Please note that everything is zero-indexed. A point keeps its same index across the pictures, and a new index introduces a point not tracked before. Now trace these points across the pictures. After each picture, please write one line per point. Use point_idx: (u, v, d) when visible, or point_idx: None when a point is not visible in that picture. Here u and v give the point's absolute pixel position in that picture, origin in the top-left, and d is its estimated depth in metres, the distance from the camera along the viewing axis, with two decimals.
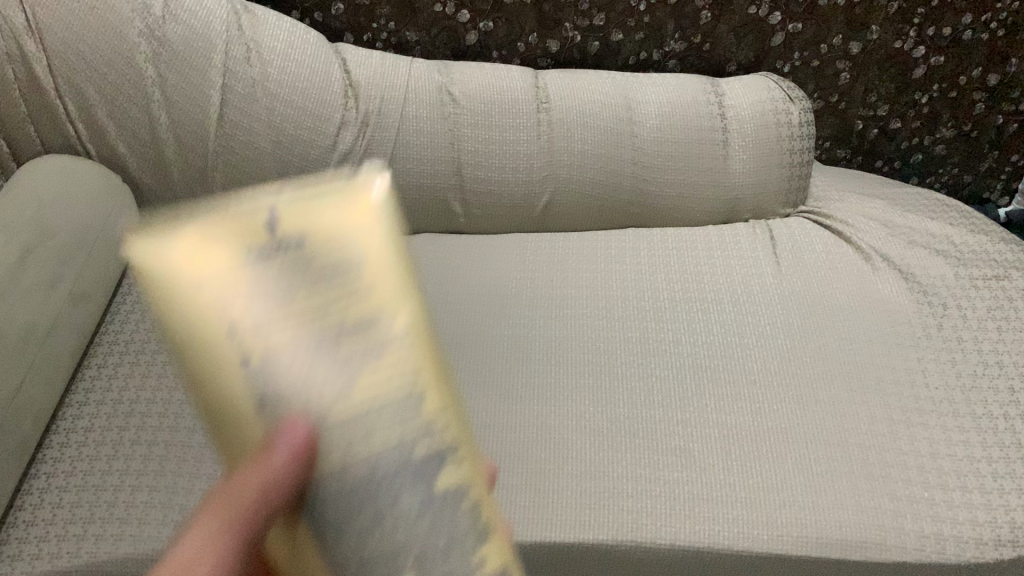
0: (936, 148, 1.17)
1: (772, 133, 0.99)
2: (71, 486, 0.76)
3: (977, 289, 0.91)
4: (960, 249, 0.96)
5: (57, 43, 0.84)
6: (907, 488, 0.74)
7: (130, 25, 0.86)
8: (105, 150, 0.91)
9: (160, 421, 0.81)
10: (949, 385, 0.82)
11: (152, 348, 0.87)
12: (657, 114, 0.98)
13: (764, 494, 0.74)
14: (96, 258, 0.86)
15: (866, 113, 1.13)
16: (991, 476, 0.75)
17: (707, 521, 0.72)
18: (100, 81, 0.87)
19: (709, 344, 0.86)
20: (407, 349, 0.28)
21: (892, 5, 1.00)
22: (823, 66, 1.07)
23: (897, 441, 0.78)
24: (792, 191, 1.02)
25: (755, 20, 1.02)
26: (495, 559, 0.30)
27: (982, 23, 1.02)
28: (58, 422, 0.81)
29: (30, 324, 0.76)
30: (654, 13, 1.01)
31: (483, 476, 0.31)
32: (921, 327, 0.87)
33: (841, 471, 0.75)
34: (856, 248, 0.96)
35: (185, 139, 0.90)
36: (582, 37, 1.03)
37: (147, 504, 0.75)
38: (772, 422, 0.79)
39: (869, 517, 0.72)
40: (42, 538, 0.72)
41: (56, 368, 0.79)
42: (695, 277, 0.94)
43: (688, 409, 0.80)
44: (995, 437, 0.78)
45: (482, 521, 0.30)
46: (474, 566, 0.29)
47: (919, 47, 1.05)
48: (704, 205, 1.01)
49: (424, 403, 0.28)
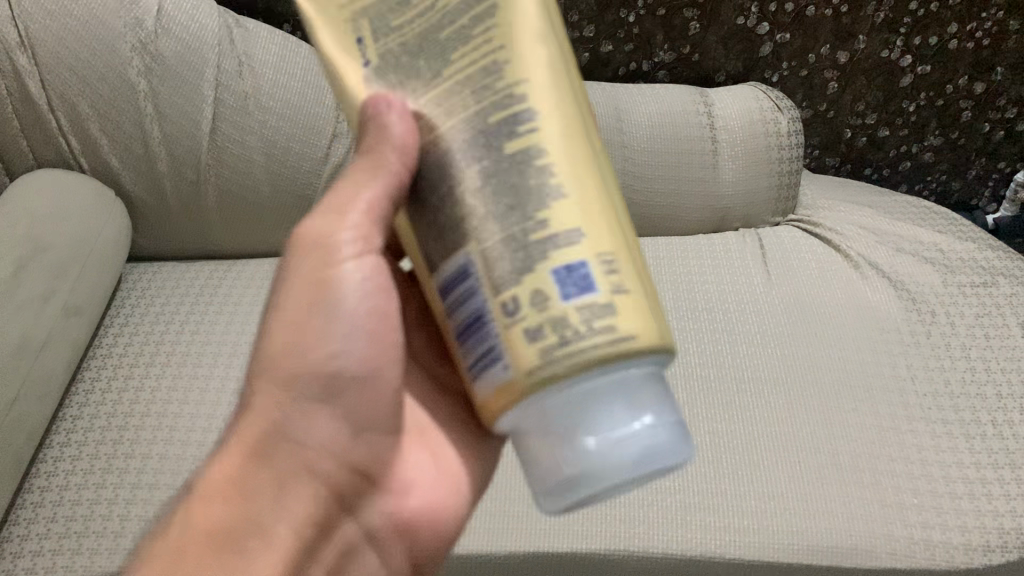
0: (924, 155, 1.18)
1: (761, 143, 1.00)
2: (65, 499, 0.77)
3: (965, 296, 0.92)
4: (949, 256, 0.97)
5: (50, 59, 0.85)
6: (897, 494, 0.75)
7: (123, 40, 0.86)
8: (98, 165, 0.92)
9: (153, 433, 0.81)
10: (938, 392, 0.83)
11: (145, 360, 0.87)
12: (647, 126, 0.98)
13: (755, 502, 0.74)
14: (89, 272, 0.87)
15: (855, 121, 1.14)
16: (978, 482, 0.76)
17: (698, 528, 0.73)
18: (92, 95, 0.87)
19: (701, 353, 0.87)
20: (493, 33, 0.39)
21: (878, 15, 1.01)
22: (811, 75, 1.08)
23: (887, 447, 0.78)
24: (781, 199, 1.03)
25: (743, 30, 1.03)
26: (564, 220, 0.38)
27: (968, 32, 1.03)
28: (52, 436, 0.82)
29: (24, 339, 0.77)
30: (643, 25, 1.02)
31: (575, 153, 0.39)
32: (910, 334, 0.88)
33: (831, 478, 0.76)
34: (846, 256, 0.97)
35: (178, 153, 0.91)
36: (573, 47, 1.04)
37: (142, 517, 0.75)
38: (763, 430, 0.80)
39: (858, 524, 0.73)
40: (38, 552, 0.74)
41: (51, 382, 0.79)
42: (686, 284, 0.94)
43: (680, 417, 0.81)
44: (983, 443, 0.79)
45: (559, 184, 0.38)
46: (544, 224, 0.38)
47: (905, 56, 1.06)
48: (695, 214, 1.01)
49: (506, 75, 0.39)
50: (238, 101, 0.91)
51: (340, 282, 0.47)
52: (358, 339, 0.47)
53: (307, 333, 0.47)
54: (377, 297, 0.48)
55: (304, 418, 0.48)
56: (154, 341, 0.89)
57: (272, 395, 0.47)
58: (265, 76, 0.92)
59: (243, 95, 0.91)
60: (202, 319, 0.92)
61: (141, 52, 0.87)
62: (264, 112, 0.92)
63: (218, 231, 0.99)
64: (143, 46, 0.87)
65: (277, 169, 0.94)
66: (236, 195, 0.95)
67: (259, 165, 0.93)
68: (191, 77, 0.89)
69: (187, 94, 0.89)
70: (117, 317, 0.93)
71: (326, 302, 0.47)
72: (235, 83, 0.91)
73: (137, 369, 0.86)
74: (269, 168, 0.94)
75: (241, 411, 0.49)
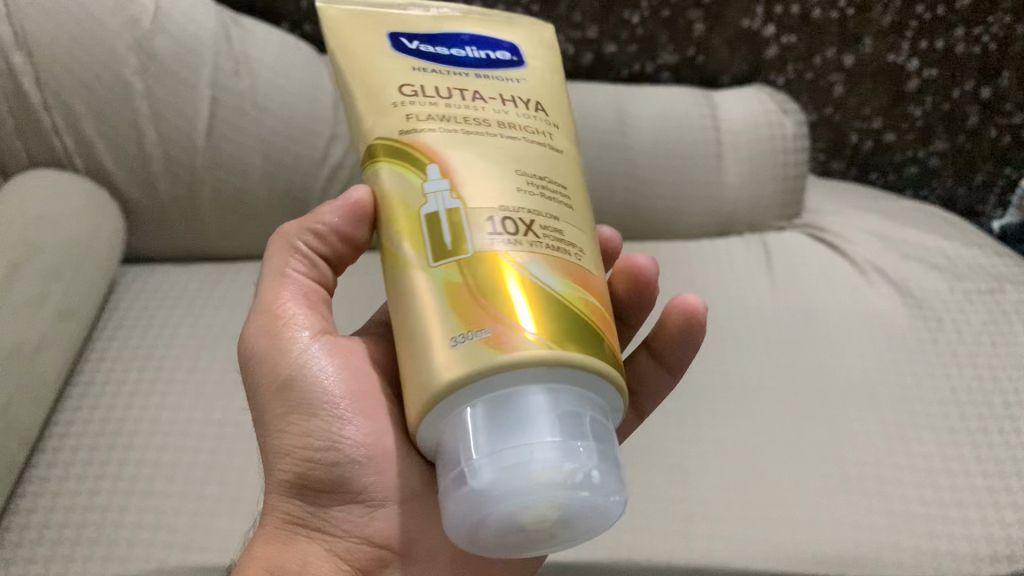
0: (930, 160, 1.16)
1: (764, 147, 0.99)
2: (58, 506, 0.74)
3: (971, 302, 0.90)
4: (955, 262, 0.95)
5: (45, 57, 0.84)
6: (905, 503, 0.73)
7: (119, 39, 0.86)
8: (92, 164, 0.90)
9: (147, 439, 0.79)
10: (945, 399, 0.81)
11: (139, 363, 0.85)
12: (651, 128, 0.98)
13: (761, 512, 0.73)
14: (83, 273, 0.85)
15: (860, 125, 1.12)
16: (988, 492, 0.74)
17: (703, 538, 0.71)
18: (87, 95, 0.86)
19: (706, 360, 0.85)
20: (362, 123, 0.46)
21: (885, 18, 1.00)
22: (817, 79, 1.07)
23: (894, 456, 0.77)
24: (786, 203, 1.02)
25: (749, 32, 1.01)
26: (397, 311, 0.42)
27: (975, 36, 1.02)
28: (44, 442, 0.79)
29: (16, 342, 0.75)
30: (647, 26, 1.00)
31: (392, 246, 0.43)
32: (917, 341, 0.87)
33: (837, 487, 0.74)
34: (852, 261, 0.95)
35: (173, 153, 0.90)
36: (576, 49, 1.02)
37: (136, 524, 0.73)
38: (768, 438, 0.78)
39: (866, 534, 0.71)
40: (30, 558, 0.71)
41: (44, 386, 0.78)
42: (690, 289, 0.93)
43: (684, 425, 0.79)
44: (991, 452, 0.77)
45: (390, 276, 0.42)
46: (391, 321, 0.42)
47: (912, 60, 1.04)
48: (699, 219, 1.00)
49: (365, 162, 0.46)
50: (236, 101, 0.91)
51: (308, 373, 0.50)
52: (337, 416, 0.50)
53: (295, 429, 0.50)
54: (344, 372, 0.51)
55: (318, 509, 0.50)
56: (150, 345, 0.87)
57: (282, 498, 0.50)
58: (263, 76, 0.92)
59: (239, 95, 0.91)
60: (198, 321, 0.91)
61: (138, 51, 0.87)
62: (262, 113, 0.92)
63: (215, 234, 0.97)
64: (140, 45, 0.86)
65: (274, 171, 0.93)
66: (233, 196, 0.94)
67: (257, 166, 0.93)
68: (187, 78, 0.89)
69: (182, 95, 0.89)
70: (112, 319, 0.91)
71: (299, 394, 0.50)
72: (232, 83, 0.91)
73: (131, 373, 0.85)
74: (267, 169, 0.93)
75: (260, 528, 0.50)
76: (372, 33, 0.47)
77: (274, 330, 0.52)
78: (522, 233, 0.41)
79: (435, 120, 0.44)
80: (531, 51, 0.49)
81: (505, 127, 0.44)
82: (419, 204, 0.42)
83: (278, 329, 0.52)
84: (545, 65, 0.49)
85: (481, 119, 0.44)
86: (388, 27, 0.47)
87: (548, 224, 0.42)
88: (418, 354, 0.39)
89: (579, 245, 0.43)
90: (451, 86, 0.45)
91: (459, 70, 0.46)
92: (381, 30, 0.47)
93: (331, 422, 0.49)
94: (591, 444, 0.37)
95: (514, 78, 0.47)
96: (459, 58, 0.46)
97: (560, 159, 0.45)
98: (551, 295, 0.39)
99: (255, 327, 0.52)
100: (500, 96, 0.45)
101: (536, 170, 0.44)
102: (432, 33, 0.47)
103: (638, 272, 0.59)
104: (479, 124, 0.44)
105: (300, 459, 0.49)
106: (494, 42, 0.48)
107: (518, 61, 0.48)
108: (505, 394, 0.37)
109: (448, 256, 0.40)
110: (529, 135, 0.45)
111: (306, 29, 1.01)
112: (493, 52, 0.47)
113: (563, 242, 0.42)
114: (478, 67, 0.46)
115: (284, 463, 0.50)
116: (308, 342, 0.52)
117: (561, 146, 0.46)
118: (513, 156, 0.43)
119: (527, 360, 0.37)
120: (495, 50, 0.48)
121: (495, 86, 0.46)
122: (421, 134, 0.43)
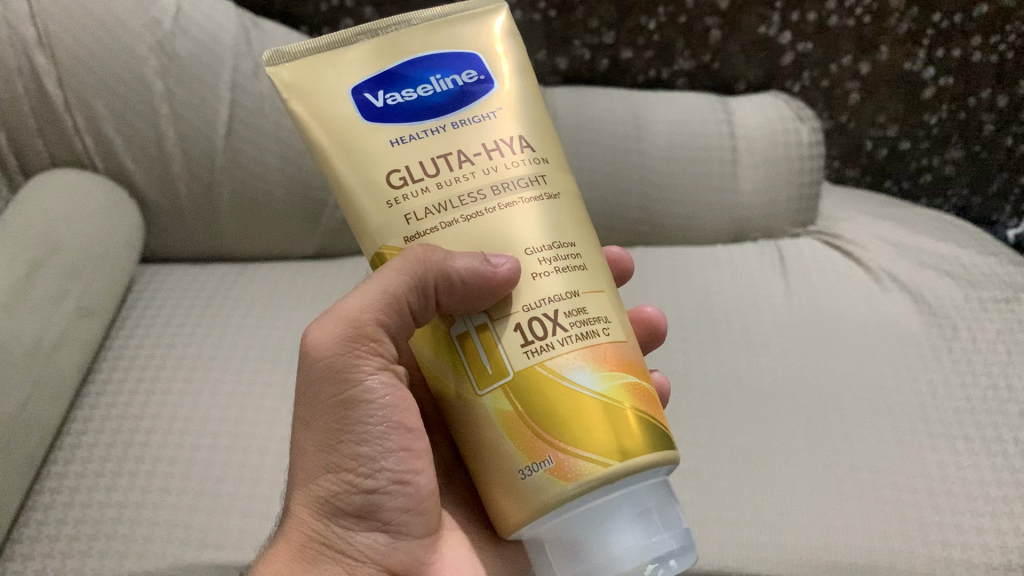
0: (945, 168, 1.16)
1: (779, 153, 0.99)
2: (75, 502, 0.75)
3: (986, 311, 0.90)
4: (971, 270, 0.95)
5: (68, 58, 0.85)
6: (918, 510, 0.73)
7: (141, 40, 0.87)
8: (113, 164, 0.91)
9: (164, 437, 0.80)
10: (959, 408, 0.81)
11: (156, 362, 0.86)
12: (666, 133, 0.98)
13: (775, 517, 0.73)
14: (102, 272, 0.86)
15: (875, 133, 1.12)
16: (1002, 500, 0.74)
17: (715, 542, 0.71)
18: (109, 95, 0.87)
19: (719, 366, 0.85)
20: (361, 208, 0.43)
21: (902, 26, 1.00)
22: (832, 86, 1.07)
23: (908, 463, 0.77)
24: (801, 210, 1.01)
25: (765, 39, 1.02)
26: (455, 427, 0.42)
27: (991, 45, 1.02)
28: (62, 438, 0.80)
29: (37, 339, 0.76)
30: (664, 32, 1.01)
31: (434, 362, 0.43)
32: (931, 348, 0.86)
33: (850, 493, 0.74)
34: (867, 269, 0.95)
35: (192, 154, 0.91)
36: (592, 54, 1.03)
37: (153, 521, 0.74)
38: (781, 444, 0.78)
39: (879, 541, 0.71)
40: (48, 554, 0.72)
41: (63, 383, 0.79)
42: (704, 295, 0.93)
43: (697, 430, 0.80)
44: (1006, 460, 0.77)
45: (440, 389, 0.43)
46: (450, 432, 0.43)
47: (928, 68, 1.04)
48: (713, 225, 1.00)
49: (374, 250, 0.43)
50: (255, 103, 0.91)
51: (366, 401, 0.46)
52: (392, 452, 0.47)
53: (341, 448, 0.46)
54: (400, 405, 0.47)
55: (349, 531, 0.47)
56: (166, 344, 0.88)
57: (313, 516, 0.47)
58: None
59: (258, 96, 0.91)
60: (216, 321, 0.91)
61: (159, 53, 0.88)
62: (280, 114, 0.92)
63: (232, 235, 0.98)
64: (161, 47, 0.88)
65: (292, 172, 0.94)
66: (250, 197, 0.94)
67: (275, 168, 0.93)
68: (207, 80, 0.90)
69: (203, 96, 0.90)
70: (129, 318, 0.92)
71: (358, 420, 0.46)
72: (251, 85, 0.91)
73: (147, 371, 0.85)
74: (285, 171, 0.94)
75: (280, 528, 0.48)
76: (337, 103, 0.42)
77: (351, 341, 0.45)
78: (553, 331, 0.40)
79: (433, 214, 0.41)
80: (495, 56, 0.45)
81: (501, 192, 0.41)
82: (451, 326, 0.42)
83: (360, 344, 0.45)
84: (514, 70, 0.45)
85: (473, 191, 0.41)
86: (347, 82, 0.42)
87: (570, 306, 0.40)
88: (496, 481, 0.40)
89: (607, 315, 0.41)
90: (433, 155, 0.41)
91: (433, 124, 0.42)
92: (342, 92, 0.42)
93: (381, 452, 0.46)
94: (662, 537, 0.38)
95: (488, 110, 0.43)
96: (427, 102, 0.42)
97: (566, 208, 0.43)
98: (593, 397, 0.39)
99: (322, 328, 0.46)
100: (483, 148, 0.42)
101: (549, 240, 0.41)
102: (393, 75, 0.42)
103: (651, 322, 0.65)
104: (474, 199, 0.41)
105: (341, 479, 0.46)
106: (458, 58, 0.44)
107: (488, 79, 0.44)
108: (575, 513, 0.38)
109: (492, 382, 0.40)
110: (522, 192, 0.42)
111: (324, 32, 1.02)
112: (458, 76, 0.43)
113: (591, 321, 0.41)
114: (451, 113, 0.42)
115: (324, 478, 0.47)
116: (375, 369, 0.46)
117: (557, 186, 0.43)
118: (527, 233, 0.41)
119: (592, 483, 0.37)
120: (460, 71, 0.43)
121: (476, 135, 0.42)
122: (428, 235, 0.41)
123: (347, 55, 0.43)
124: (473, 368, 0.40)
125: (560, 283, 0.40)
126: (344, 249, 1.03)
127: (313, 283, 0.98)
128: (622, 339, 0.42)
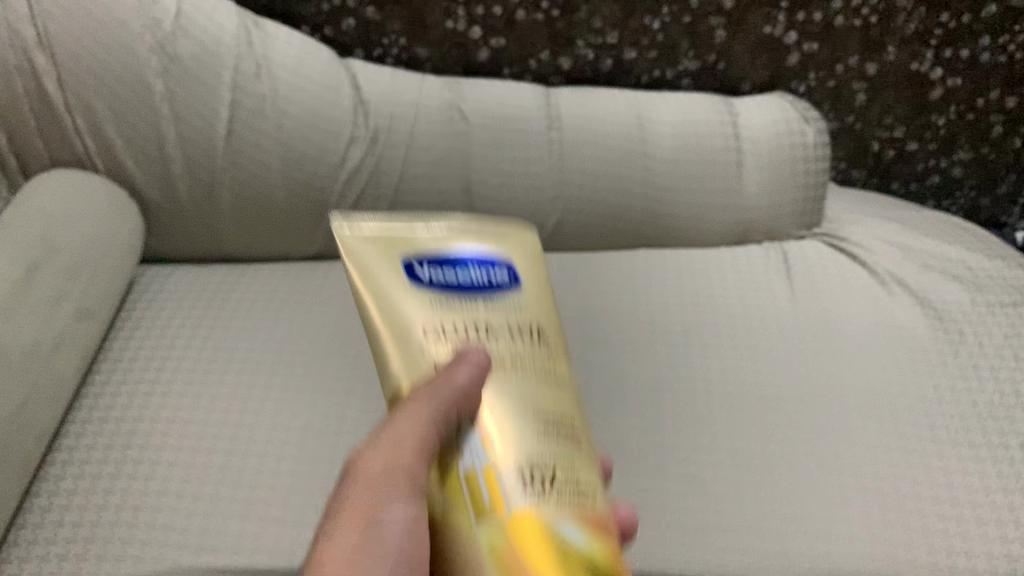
0: (953, 170, 1.14)
1: (784, 155, 0.99)
2: (72, 505, 0.75)
3: (993, 316, 0.89)
4: (978, 274, 0.94)
5: (68, 58, 0.85)
6: (922, 519, 0.72)
7: (141, 41, 0.87)
8: (113, 165, 0.91)
9: (163, 439, 0.79)
10: (965, 414, 0.80)
11: (155, 364, 0.86)
12: (671, 135, 0.97)
13: (778, 524, 0.72)
14: (101, 275, 0.86)
15: (882, 134, 1.10)
16: (1008, 508, 0.73)
17: (716, 550, 0.71)
18: (109, 96, 0.87)
19: (722, 371, 0.84)
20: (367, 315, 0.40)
21: (909, 26, 1.00)
22: (839, 87, 1.06)
23: (912, 470, 0.76)
24: (806, 212, 1.01)
25: (770, 39, 1.01)
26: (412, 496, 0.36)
27: (1000, 45, 1.01)
28: (60, 441, 0.80)
29: (35, 341, 0.76)
30: (668, 32, 1.00)
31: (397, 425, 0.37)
32: (937, 354, 0.85)
33: (855, 500, 0.73)
34: (872, 272, 0.94)
35: (192, 155, 0.91)
36: (596, 54, 1.02)
37: (150, 525, 0.73)
38: (785, 451, 0.77)
39: (882, 549, 0.70)
40: (45, 557, 0.72)
41: (61, 385, 0.78)
42: (707, 299, 0.92)
43: (699, 435, 0.79)
44: (1013, 468, 0.76)
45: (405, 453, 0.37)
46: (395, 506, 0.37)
47: (936, 68, 1.03)
48: (717, 227, 0.99)
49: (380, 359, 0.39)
50: (255, 104, 0.91)
51: None
52: None
53: None
54: None
55: None
56: (166, 346, 0.88)
57: None
58: (283, 80, 0.92)
59: (259, 96, 0.91)
60: (216, 323, 0.91)
61: (159, 53, 0.87)
62: (282, 115, 0.92)
63: (234, 237, 0.98)
64: (162, 47, 0.87)
65: (293, 173, 0.93)
66: (251, 197, 0.94)
67: (276, 169, 0.93)
68: (208, 80, 0.89)
69: (203, 96, 0.89)
70: (129, 319, 0.91)
71: None
72: (252, 85, 0.91)
73: (146, 373, 0.85)
74: (286, 173, 0.93)
75: None
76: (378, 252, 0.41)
77: None
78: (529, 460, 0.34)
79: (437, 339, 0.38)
80: (528, 265, 0.42)
81: (502, 342, 0.38)
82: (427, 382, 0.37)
83: None
84: (539, 287, 0.42)
85: (474, 333, 0.39)
86: (392, 234, 0.42)
87: (548, 440, 0.35)
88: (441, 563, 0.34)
89: (586, 465, 0.36)
90: (446, 304, 0.39)
91: (456, 280, 0.40)
92: (394, 255, 0.41)
93: None
94: None
95: (506, 300, 0.40)
96: (461, 263, 0.40)
97: (549, 374, 0.38)
98: (561, 513, 0.33)
99: None
100: (490, 312, 0.39)
101: (521, 347, 0.39)
102: (438, 250, 0.41)
103: None
104: (471, 333, 0.39)
105: None
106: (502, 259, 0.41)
107: (519, 285, 0.41)
108: None
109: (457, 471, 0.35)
110: (525, 357, 0.38)
111: (326, 32, 1.00)
112: (499, 270, 0.40)
113: (572, 469, 0.35)
114: (474, 288, 0.40)
115: None
116: None
117: (552, 345, 0.40)
118: (522, 381, 0.37)
119: None
120: (501, 268, 0.41)
121: (492, 305, 0.39)
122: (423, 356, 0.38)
123: (400, 228, 0.42)
124: (455, 499, 0.35)
125: (540, 437, 0.35)
126: (344, 252, 1.01)
127: (314, 285, 0.97)
128: (595, 486, 0.35)
